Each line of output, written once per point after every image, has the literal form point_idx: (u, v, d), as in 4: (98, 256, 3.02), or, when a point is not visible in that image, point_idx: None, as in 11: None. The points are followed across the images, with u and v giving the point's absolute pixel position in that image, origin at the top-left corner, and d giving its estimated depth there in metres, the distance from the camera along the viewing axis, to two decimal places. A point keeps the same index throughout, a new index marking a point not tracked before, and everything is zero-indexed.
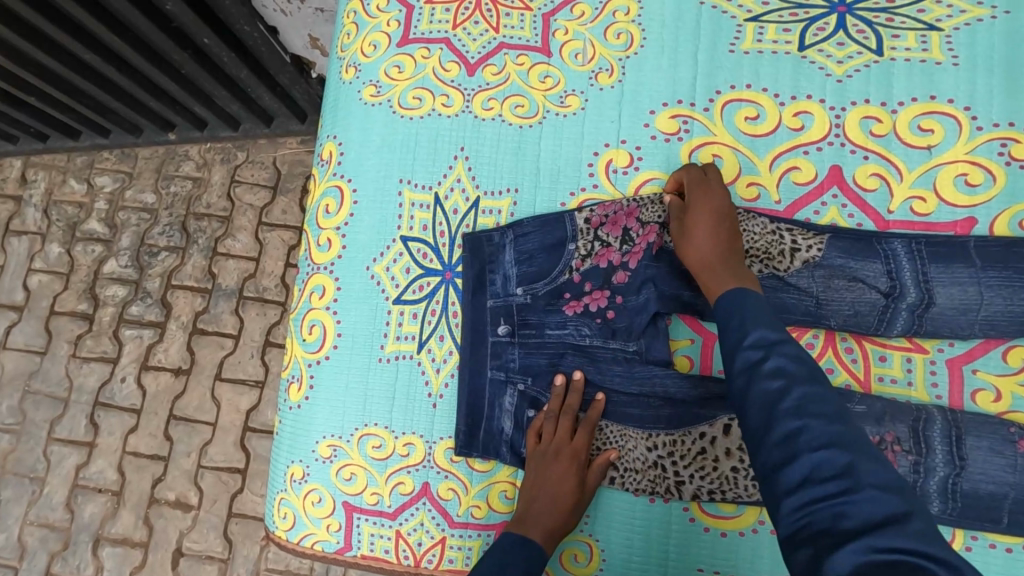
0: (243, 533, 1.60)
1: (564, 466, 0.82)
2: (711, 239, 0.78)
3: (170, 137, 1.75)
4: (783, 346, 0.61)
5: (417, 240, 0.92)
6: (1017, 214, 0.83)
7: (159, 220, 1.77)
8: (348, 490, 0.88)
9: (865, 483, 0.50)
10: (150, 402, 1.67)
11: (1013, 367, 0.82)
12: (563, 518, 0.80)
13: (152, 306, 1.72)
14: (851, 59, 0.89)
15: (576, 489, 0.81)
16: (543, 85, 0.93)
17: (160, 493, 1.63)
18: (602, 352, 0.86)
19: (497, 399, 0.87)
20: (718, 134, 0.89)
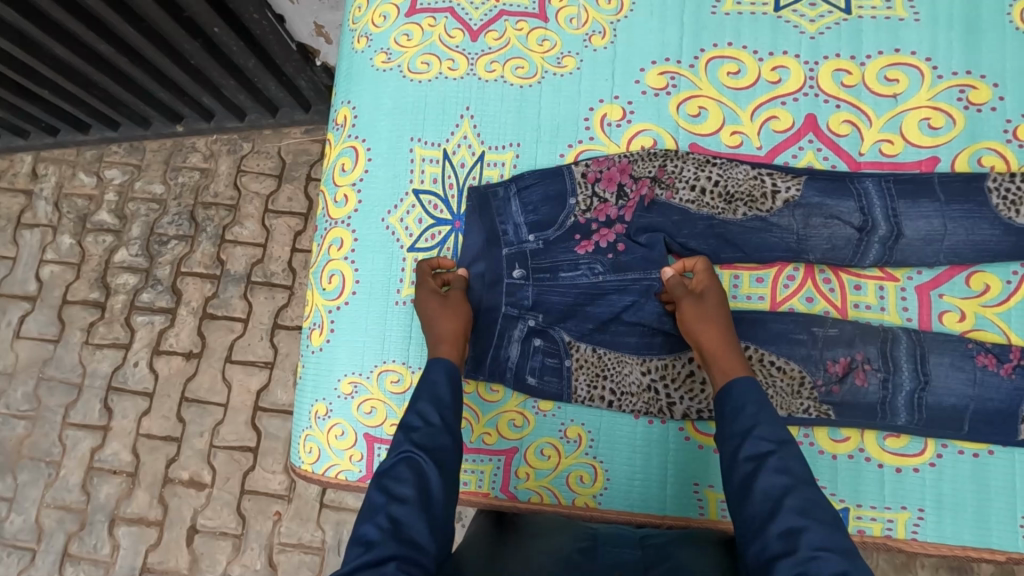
0: (255, 509, 1.66)
1: (421, 290, 0.91)
2: (730, 333, 0.81)
3: (177, 129, 1.82)
4: (771, 458, 0.66)
5: (428, 192, 0.99)
6: (976, 152, 0.91)
7: (168, 209, 1.84)
8: (369, 422, 0.95)
9: (805, 546, 0.58)
10: (162, 385, 1.74)
11: (975, 290, 0.89)
12: (436, 327, 0.86)
13: (163, 292, 1.79)
14: (823, 18, 0.97)
15: (437, 300, 0.89)
16: (542, 48, 1.01)
17: (174, 472, 1.69)
18: (613, 288, 0.92)
19: (507, 330, 0.92)
20: (703, 89, 0.97)
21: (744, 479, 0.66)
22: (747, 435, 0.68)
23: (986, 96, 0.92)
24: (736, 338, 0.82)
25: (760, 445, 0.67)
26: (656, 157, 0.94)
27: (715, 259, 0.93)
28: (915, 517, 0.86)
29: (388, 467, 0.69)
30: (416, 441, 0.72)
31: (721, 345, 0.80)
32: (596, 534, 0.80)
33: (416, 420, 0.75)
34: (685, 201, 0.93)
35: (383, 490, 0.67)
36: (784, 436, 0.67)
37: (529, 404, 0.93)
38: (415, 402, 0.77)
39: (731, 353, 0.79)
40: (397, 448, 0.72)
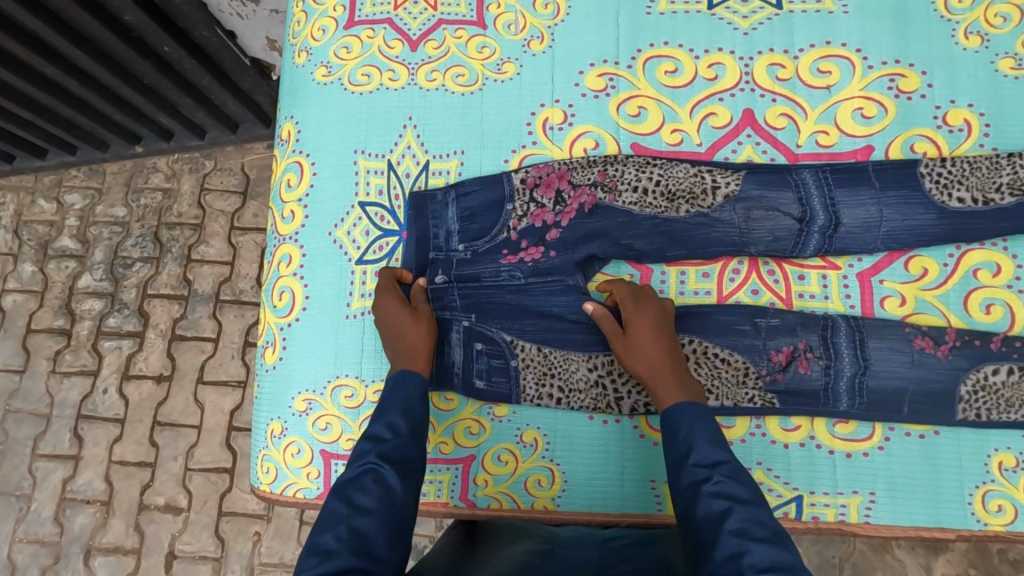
0: (234, 530, 1.64)
1: (388, 299, 0.91)
2: (659, 357, 0.82)
3: (137, 150, 1.79)
4: (708, 484, 0.68)
5: (374, 205, 0.99)
6: (909, 139, 0.93)
7: (132, 232, 1.81)
8: (325, 438, 0.95)
9: (747, 566, 0.59)
10: (134, 410, 1.71)
11: (914, 274, 0.91)
12: (409, 340, 0.87)
13: (130, 316, 1.76)
14: (755, 13, 0.98)
15: (405, 310, 0.89)
16: (481, 55, 1.01)
17: (149, 498, 1.66)
18: (556, 287, 0.93)
19: (445, 336, 0.94)
20: (642, 89, 0.98)
21: (688, 504, 0.68)
22: (685, 460, 0.70)
23: (915, 84, 0.94)
24: (670, 354, 0.83)
25: (698, 472, 0.69)
26: (596, 162, 0.95)
27: (662, 256, 0.93)
28: (866, 501, 0.87)
29: (355, 479, 0.69)
30: (382, 453, 0.72)
31: (658, 370, 0.81)
32: (553, 537, 0.82)
33: (385, 432, 0.75)
34: (628, 202, 0.94)
35: (347, 502, 0.67)
36: (717, 458, 0.70)
37: (484, 411, 0.93)
38: (386, 413, 0.77)
39: (666, 378, 0.81)
40: (363, 458, 0.72)
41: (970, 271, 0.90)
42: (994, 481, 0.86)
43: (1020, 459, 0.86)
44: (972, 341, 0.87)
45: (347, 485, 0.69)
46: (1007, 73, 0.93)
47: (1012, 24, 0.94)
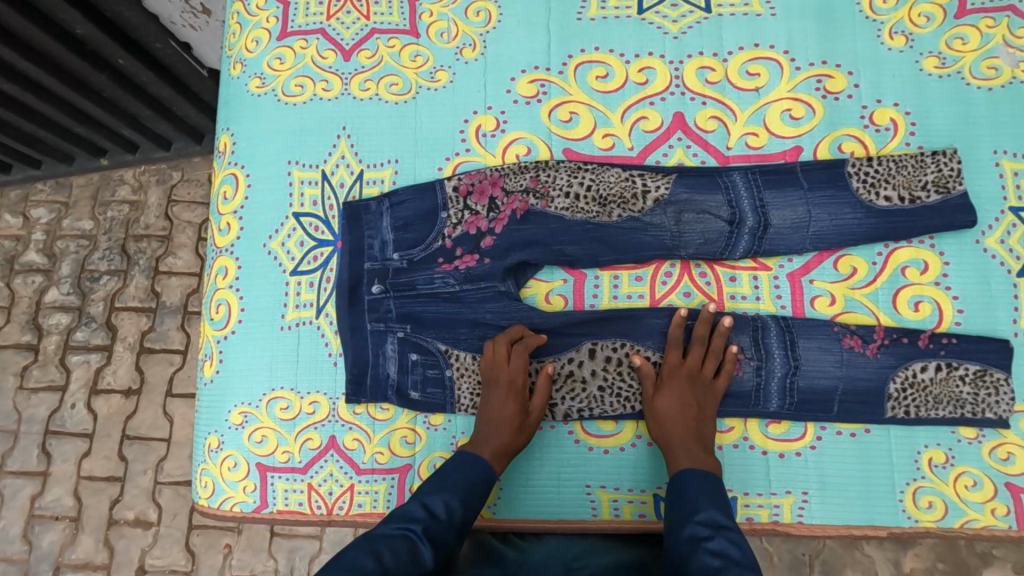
0: (205, 543, 1.62)
1: (509, 391, 0.88)
2: (682, 424, 0.84)
3: (102, 162, 1.75)
4: (707, 542, 0.67)
5: (308, 215, 0.98)
6: (837, 139, 0.94)
7: (99, 245, 1.77)
8: (261, 451, 0.94)
9: None
10: (103, 425, 1.68)
11: (843, 273, 0.91)
12: (495, 438, 0.85)
13: (97, 330, 1.72)
14: (684, 17, 0.99)
15: (517, 418, 0.87)
16: (414, 64, 1.01)
17: (119, 513, 1.64)
18: (484, 293, 0.93)
19: (380, 347, 0.94)
20: (573, 94, 0.98)
21: (683, 556, 0.67)
22: (692, 517, 0.72)
23: (842, 85, 0.95)
24: (694, 424, 0.84)
25: (699, 530, 0.69)
26: (527, 171, 0.96)
27: (595, 262, 0.93)
28: (800, 501, 0.87)
29: (389, 537, 0.69)
30: (427, 526, 0.72)
31: (671, 439, 0.83)
32: (538, 560, 0.80)
33: (436, 506, 0.75)
34: (560, 209, 0.94)
35: (376, 557, 0.66)
36: (721, 522, 0.70)
37: (419, 420, 0.93)
38: (444, 487, 0.77)
39: (680, 447, 0.82)
40: (406, 523, 0.72)
41: (898, 269, 0.90)
42: (925, 478, 0.86)
43: (950, 455, 0.87)
44: (899, 338, 0.88)
45: (377, 540, 0.69)
46: (931, 72, 0.94)
47: (935, 23, 0.94)
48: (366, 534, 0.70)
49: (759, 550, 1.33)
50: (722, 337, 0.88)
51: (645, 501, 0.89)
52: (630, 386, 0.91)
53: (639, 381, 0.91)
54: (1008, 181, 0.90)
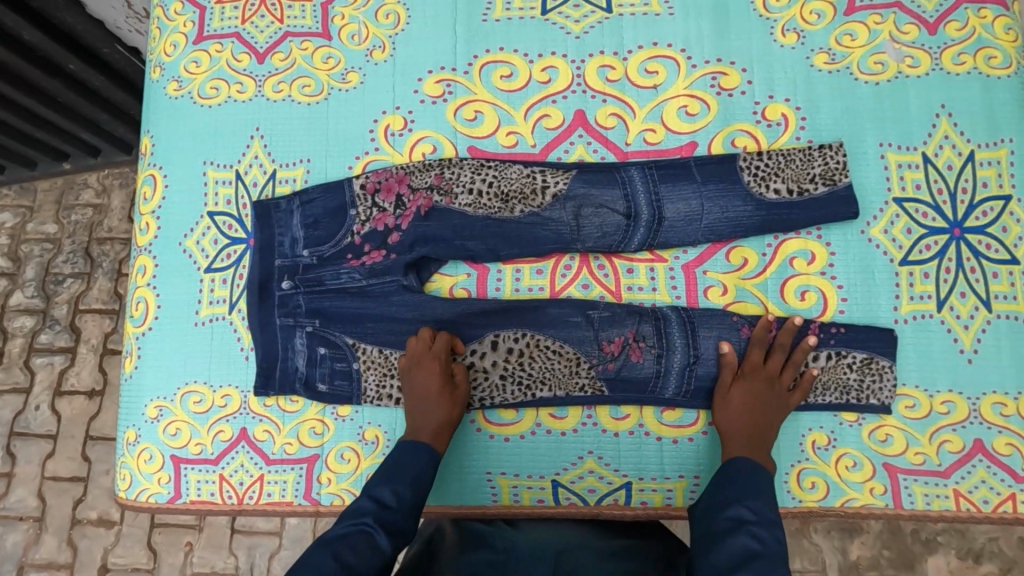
0: (168, 541, 1.53)
1: (433, 370, 0.90)
2: (743, 416, 0.85)
3: (65, 167, 1.61)
4: (751, 526, 0.67)
5: (222, 214, 1.01)
6: (730, 134, 0.97)
7: (63, 248, 1.65)
8: (175, 444, 0.97)
9: None
10: (68, 426, 1.59)
11: (735, 265, 0.94)
12: (422, 418, 0.87)
13: (62, 332, 1.61)
14: (587, 17, 1.02)
15: (444, 395, 0.88)
16: (326, 66, 1.04)
17: (82, 512, 1.55)
18: (386, 287, 0.96)
19: (289, 342, 0.97)
20: (478, 93, 1.01)
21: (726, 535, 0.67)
22: (743, 502, 0.71)
23: (736, 82, 0.98)
24: (764, 419, 0.85)
25: (739, 516, 0.69)
26: (432, 169, 0.98)
27: (495, 255, 0.96)
28: (691, 484, 0.90)
29: (346, 535, 0.67)
30: (379, 518, 0.70)
31: (733, 435, 0.84)
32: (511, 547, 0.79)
33: (387, 497, 0.74)
34: (463, 205, 0.96)
35: (335, 555, 0.64)
36: (761, 513, 0.69)
37: (328, 411, 0.96)
38: (392, 478, 0.76)
39: (738, 444, 0.83)
40: (358, 518, 0.70)
41: (787, 259, 0.94)
42: (808, 460, 0.90)
43: (832, 438, 0.90)
44: (791, 322, 0.89)
45: (334, 540, 0.67)
46: (821, 68, 0.96)
47: (826, 21, 0.97)
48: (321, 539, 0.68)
49: None
50: (801, 353, 0.89)
51: (545, 487, 0.92)
52: (530, 374, 0.94)
53: (534, 366, 0.94)
54: (893, 172, 0.92)
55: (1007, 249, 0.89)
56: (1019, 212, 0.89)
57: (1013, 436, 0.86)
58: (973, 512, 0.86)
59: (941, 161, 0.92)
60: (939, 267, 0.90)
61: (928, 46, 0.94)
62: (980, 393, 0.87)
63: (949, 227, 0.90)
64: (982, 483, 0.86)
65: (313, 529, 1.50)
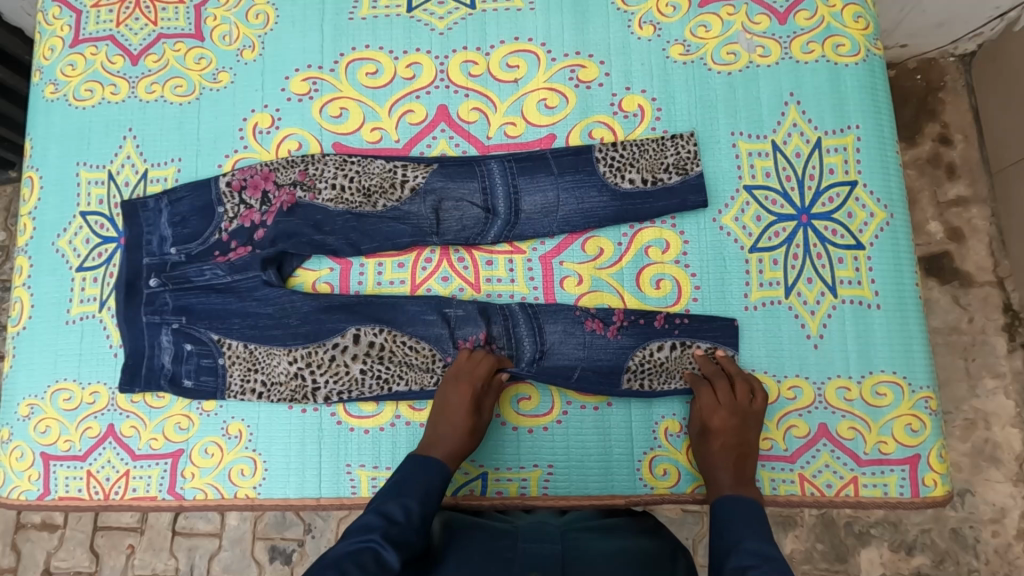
0: (111, 545, 1.37)
1: (463, 392, 0.88)
2: (722, 454, 0.84)
3: (12, 174, 1.46)
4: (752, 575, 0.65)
5: (94, 214, 1.03)
6: (588, 126, 0.98)
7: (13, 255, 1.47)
8: (44, 441, 0.98)
9: None
10: None
11: (591, 255, 0.95)
12: (450, 444, 0.85)
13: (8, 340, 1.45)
14: (450, 14, 1.03)
15: (471, 424, 0.87)
16: (198, 66, 1.05)
17: (25, 514, 1.38)
18: (245, 283, 0.97)
19: (156, 339, 0.98)
20: (343, 90, 1.02)
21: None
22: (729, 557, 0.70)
23: (594, 74, 0.99)
24: (739, 451, 0.84)
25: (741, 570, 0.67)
26: (296, 165, 0.99)
27: (355, 249, 0.97)
28: (545, 473, 0.91)
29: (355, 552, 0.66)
30: (387, 534, 0.70)
31: (718, 473, 0.83)
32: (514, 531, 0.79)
33: (396, 513, 0.73)
34: (326, 200, 0.96)
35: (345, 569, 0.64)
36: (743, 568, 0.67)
37: (193, 407, 0.97)
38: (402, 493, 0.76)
39: (726, 479, 0.82)
40: (367, 534, 0.69)
41: (642, 249, 0.94)
42: (660, 447, 0.90)
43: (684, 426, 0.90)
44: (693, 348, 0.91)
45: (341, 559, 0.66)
46: (676, 59, 0.97)
47: (680, 13, 0.98)
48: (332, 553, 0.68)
49: (694, 542, 1.24)
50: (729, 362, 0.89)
51: None
52: (388, 367, 0.94)
53: (392, 361, 0.94)
54: (743, 160, 0.94)
55: (852, 234, 0.90)
56: (864, 197, 0.91)
57: (856, 420, 0.86)
58: (816, 496, 0.86)
59: (789, 149, 0.93)
60: (787, 254, 0.91)
61: (778, 36, 0.96)
62: (825, 377, 0.88)
63: (797, 214, 0.91)
64: (826, 467, 0.86)
65: (253, 530, 1.35)
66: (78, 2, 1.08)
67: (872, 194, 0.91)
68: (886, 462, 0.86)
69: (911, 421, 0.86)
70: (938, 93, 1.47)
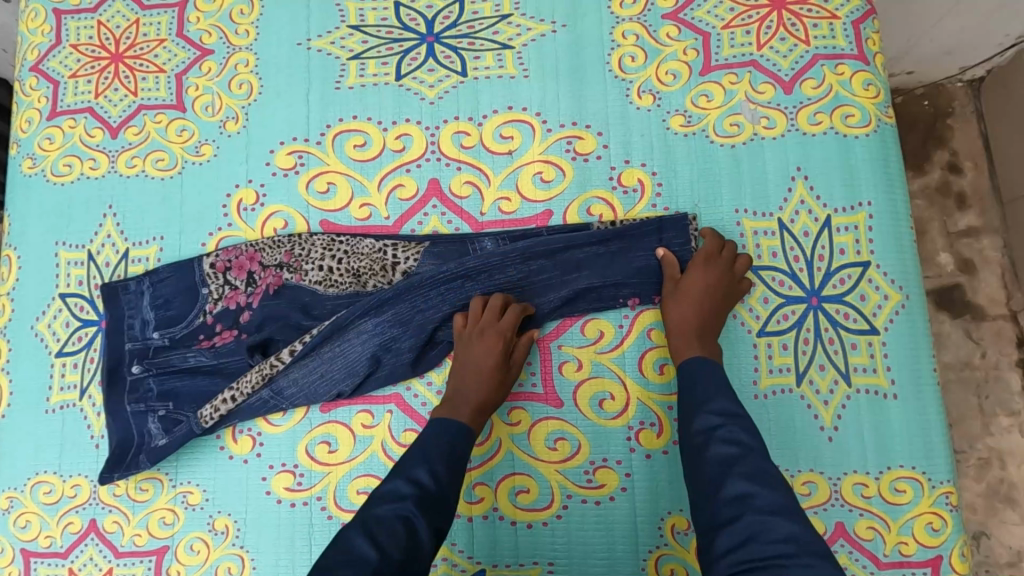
0: None
1: (492, 343, 0.85)
2: (694, 323, 0.83)
3: None
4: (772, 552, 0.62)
5: (74, 295, 0.99)
6: (586, 202, 0.93)
7: None
8: (24, 537, 0.93)
9: None
10: None
11: (590, 338, 0.91)
12: (479, 391, 0.84)
13: None
14: (441, 82, 0.99)
15: (498, 369, 0.85)
16: (180, 138, 1.01)
17: None
18: (236, 365, 0.95)
19: (143, 427, 0.94)
20: (331, 164, 0.98)
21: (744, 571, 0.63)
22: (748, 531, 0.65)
23: (591, 146, 0.94)
24: (711, 317, 0.83)
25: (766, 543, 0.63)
26: (281, 244, 0.95)
27: (342, 332, 0.92)
28: (545, 571, 0.87)
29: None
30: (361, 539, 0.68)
31: (686, 328, 0.83)
32: None
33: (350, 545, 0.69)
34: (314, 282, 0.95)
35: None
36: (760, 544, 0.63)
37: (178, 500, 0.93)
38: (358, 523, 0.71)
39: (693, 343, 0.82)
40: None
41: (644, 331, 0.90)
42: (667, 545, 0.86)
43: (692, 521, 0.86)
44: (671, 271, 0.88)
45: None
46: (677, 130, 0.93)
47: (681, 81, 0.94)
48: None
49: None
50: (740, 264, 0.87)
51: None
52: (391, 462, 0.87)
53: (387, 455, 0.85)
54: (749, 239, 0.89)
55: (866, 318, 0.85)
56: (877, 278, 0.86)
57: (874, 519, 0.81)
58: None
59: (798, 228, 0.88)
60: (797, 338, 0.86)
61: (784, 106, 0.91)
62: (840, 473, 0.83)
63: (807, 297, 0.87)
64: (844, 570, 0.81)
65: None
66: (56, 72, 1.04)
67: (887, 275, 0.86)
68: (907, 565, 0.80)
69: (933, 519, 0.81)
70: (947, 119, 1.42)
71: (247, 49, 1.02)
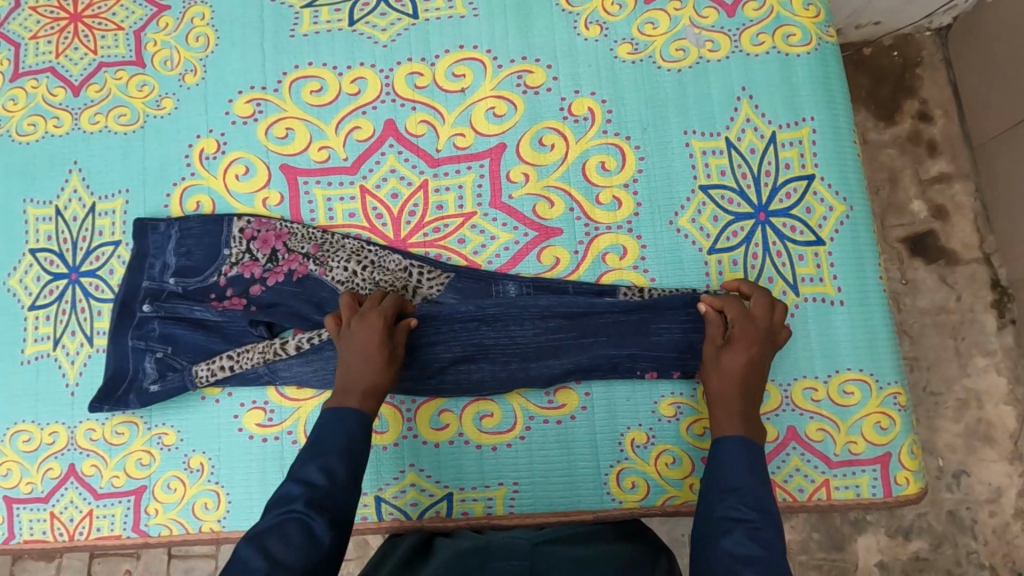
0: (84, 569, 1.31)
1: (371, 324, 0.82)
2: (738, 395, 0.77)
3: None
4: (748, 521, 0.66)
5: (44, 250, 1.01)
6: (538, 132, 0.95)
7: None
8: (4, 484, 0.96)
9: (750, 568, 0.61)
10: None
11: (546, 265, 0.93)
12: (361, 376, 0.79)
13: None
14: (393, 25, 1.00)
15: (381, 351, 0.80)
16: (141, 93, 1.03)
17: None
18: (235, 327, 0.95)
19: (139, 365, 0.96)
20: (288, 110, 1.00)
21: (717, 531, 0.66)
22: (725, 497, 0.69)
23: (541, 79, 0.96)
24: (754, 392, 0.78)
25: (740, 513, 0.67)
26: (312, 236, 0.95)
27: None
28: (511, 491, 0.89)
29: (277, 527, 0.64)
30: (312, 500, 0.67)
31: (730, 400, 0.77)
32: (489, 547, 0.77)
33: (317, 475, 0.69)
34: (336, 280, 0.93)
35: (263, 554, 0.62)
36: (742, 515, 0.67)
37: (154, 442, 0.95)
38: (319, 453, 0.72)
39: (737, 414, 0.76)
40: (289, 506, 0.66)
41: (599, 255, 0.92)
42: (628, 459, 0.88)
43: (650, 435, 0.88)
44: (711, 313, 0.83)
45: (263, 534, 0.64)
46: (624, 58, 0.95)
47: (627, 10, 0.96)
48: (249, 532, 0.65)
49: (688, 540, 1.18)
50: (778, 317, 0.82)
51: (367, 504, 0.90)
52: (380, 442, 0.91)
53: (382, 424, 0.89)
54: (697, 159, 0.91)
55: (812, 230, 0.88)
56: (821, 191, 0.89)
57: (824, 421, 0.84)
58: (788, 501, 0.83)
59: (744, 145, 0.91)
60: (746, 253, 0.89)
61: (727, 29, 0.93)
62: (791, 379, 0.85)
63: (754, 212, 0.89)
64: (797, 471, 0.84)
65: None
66: (17, 34, 1.06)
67: (831, 186, 0.88)
68: (857, 463, 0.83)
69: (881, 418, 0.84)
70: (916, 69, 1.35)
71: (202, 2, 1.04)
